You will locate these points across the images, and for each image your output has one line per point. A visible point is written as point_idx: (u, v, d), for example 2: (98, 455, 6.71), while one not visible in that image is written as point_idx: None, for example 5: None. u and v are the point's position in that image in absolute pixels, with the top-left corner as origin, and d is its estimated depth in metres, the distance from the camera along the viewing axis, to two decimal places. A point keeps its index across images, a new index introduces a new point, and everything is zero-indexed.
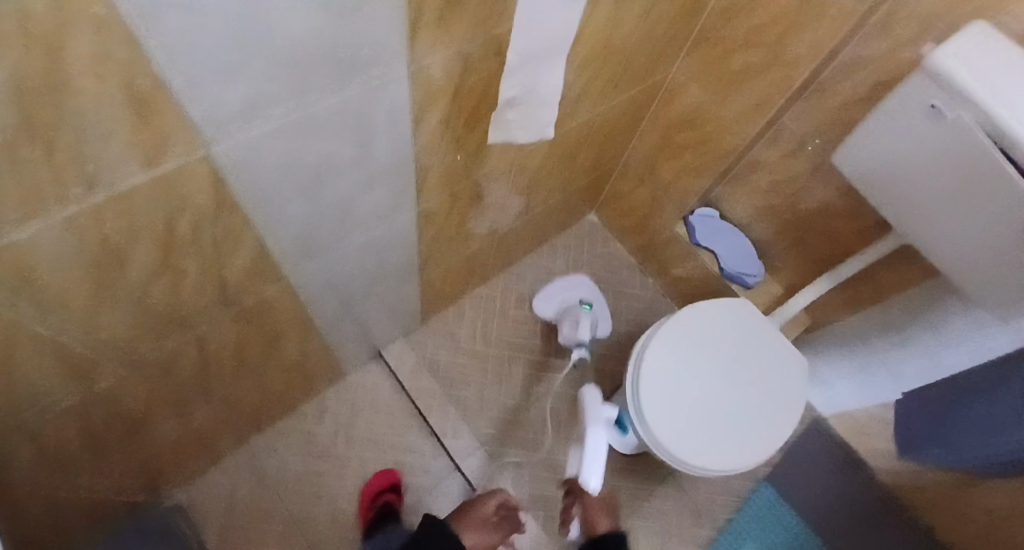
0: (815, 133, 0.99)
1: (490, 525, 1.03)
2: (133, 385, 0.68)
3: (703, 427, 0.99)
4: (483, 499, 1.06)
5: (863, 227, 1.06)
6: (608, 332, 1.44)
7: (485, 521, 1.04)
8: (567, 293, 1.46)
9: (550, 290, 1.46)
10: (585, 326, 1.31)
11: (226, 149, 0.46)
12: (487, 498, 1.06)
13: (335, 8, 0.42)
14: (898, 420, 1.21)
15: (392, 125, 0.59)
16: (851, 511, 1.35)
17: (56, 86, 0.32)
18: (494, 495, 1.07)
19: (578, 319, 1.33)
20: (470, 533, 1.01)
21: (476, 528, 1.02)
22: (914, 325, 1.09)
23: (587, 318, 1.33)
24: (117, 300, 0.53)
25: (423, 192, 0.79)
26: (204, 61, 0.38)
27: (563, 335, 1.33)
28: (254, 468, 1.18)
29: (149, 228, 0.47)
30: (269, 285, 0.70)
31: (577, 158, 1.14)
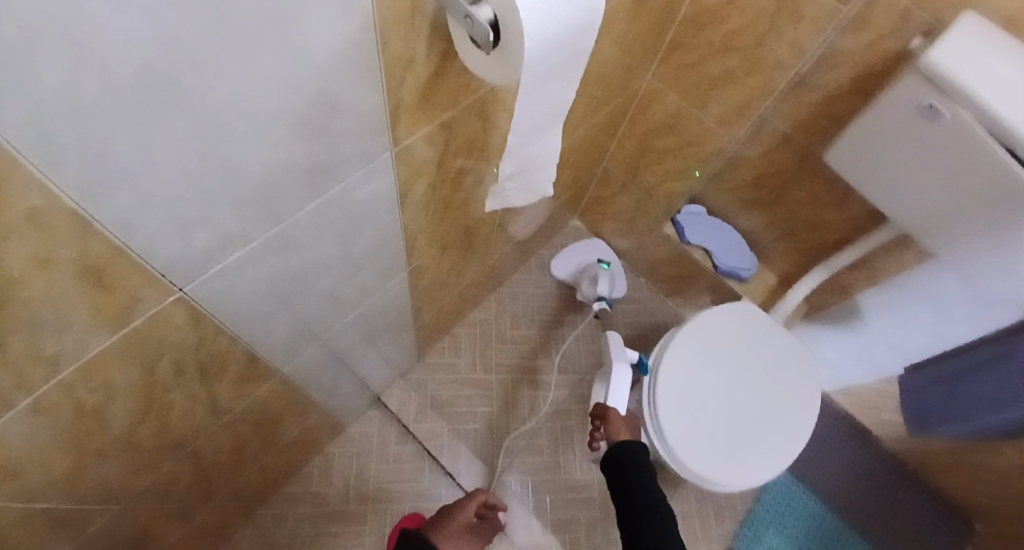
0: (799, 128, 0.97)
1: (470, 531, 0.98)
2: (130, 514, 0.63)
3: (723, 441, 0.97)
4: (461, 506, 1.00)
5: (855, 216, 1.05)
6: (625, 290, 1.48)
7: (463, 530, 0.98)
8: (584, 254, 1.49)
9: (566, 250, 1.50)
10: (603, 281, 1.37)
11: (200, 286, 0.41)
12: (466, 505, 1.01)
13: (306, 123, 0.37)
14: (904, 396, 1.21)
15: (377, 209, 0.55)
16: (864, 479, 1.37)
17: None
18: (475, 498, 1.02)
19: (595, 277, 1.39)
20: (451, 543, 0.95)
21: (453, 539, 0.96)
22: (912, 303, 1.07)
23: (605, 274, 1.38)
24: (103, 452, 0.48)
25: (413, 255, 0.74)
26: (162, 215, 0.33)
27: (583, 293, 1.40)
28: (266, 542, 1.13)
29: (128, 379, 0.43)
30: (263, 384, 0.65)
31: (559, 178, 1.09)
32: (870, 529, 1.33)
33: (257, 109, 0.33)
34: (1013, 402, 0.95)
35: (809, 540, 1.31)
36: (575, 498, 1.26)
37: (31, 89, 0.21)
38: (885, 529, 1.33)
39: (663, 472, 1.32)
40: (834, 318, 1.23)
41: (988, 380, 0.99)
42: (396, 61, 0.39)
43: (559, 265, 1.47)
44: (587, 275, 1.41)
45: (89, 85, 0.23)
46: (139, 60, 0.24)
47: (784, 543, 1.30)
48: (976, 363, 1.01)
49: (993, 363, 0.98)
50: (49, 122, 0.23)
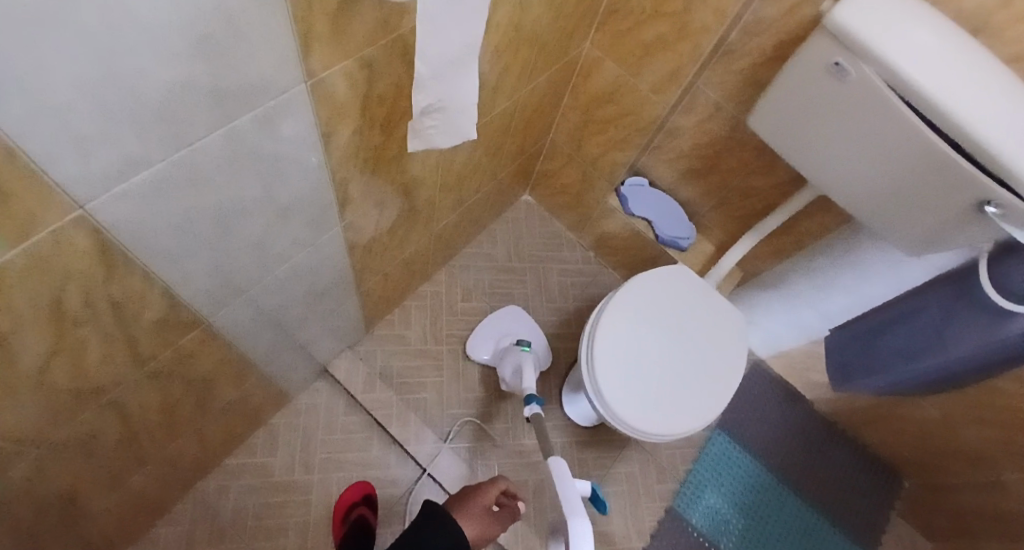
0: (728, 96, 1.01)
1: (491, 516, 0.87)
2: (50, 469, 0.61)
3: (657, 395, 1.02)
4: (486, 486, 0.91)
5: (781, 182, 1.10)
6: (548, 361, 1.38)
7: (483, 513, 0.88)
8: (500, 327, 1.38)
9: (481, 327, 1.38)
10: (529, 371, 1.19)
11: (105, 207, 0.41)
12: (490, 487, 0.91)
13: (208, 41, 0.37)
14: (831, 350, 1.27)
15: (298, 149, 0.55)
16: (795, 437, 1.45)
17: None
18: (496, 483, 0.92)
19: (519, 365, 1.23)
20: (467, 526, 0.85)
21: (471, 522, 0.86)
22: (836, 265, 1.16)
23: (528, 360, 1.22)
24: (12, 389, 0.47)
25: (347, 208, 0.74)
26: (56, 123, 0.32)
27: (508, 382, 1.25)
28: (208, 514, 1.11)
29: (33, 307, 0.42)
30: (188, 333, 0.65)
31: (503, 146, 1.11)
32: (801, 483, 1.41)
33: (156, 22, 0.33)
34: (930, 348, 1.00)
35: (745, 496, 1.38)
36: (524, 462, 1.28)
37: None
38: (815, 483, 1.41)
39: (609, 435, 1.37)
40: (768, 283, 1.31)
41: (902, 333, 1.06)
42: None
43: (477, 344, 1.36)
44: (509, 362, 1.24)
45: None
46: None
47: (722, 500, 1.36)
48: (889, 316, 1.09)
49: (905, 316, 1.05)
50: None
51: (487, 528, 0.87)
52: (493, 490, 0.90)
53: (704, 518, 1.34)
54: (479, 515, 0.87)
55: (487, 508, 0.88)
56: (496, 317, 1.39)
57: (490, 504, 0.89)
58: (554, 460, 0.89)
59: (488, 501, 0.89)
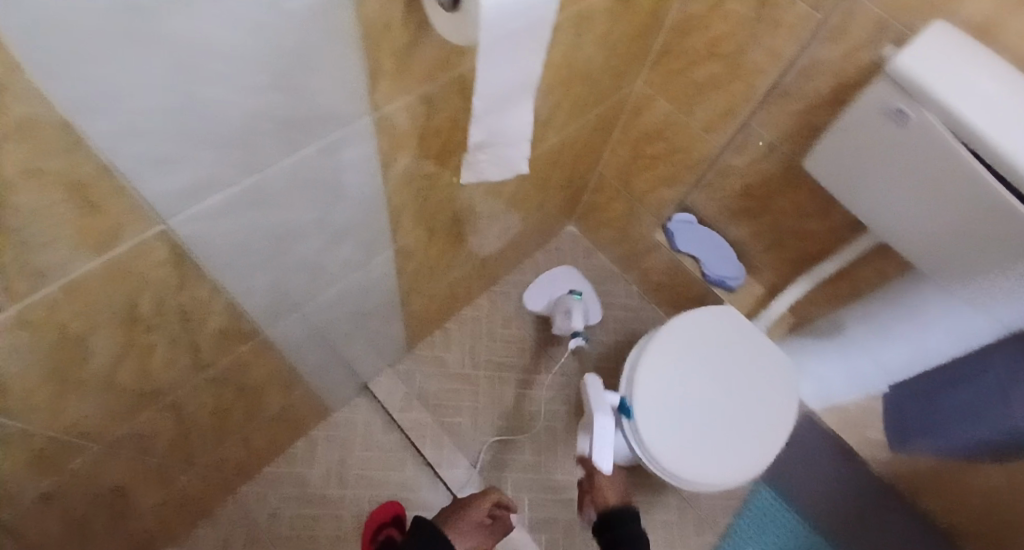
0: (783, 137, 1.00)
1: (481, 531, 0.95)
2: (109, 462, 0.65)
3: (695, 440, 0.98)
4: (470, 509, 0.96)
5: (838, 226, 1.07)
6: (599, 317, 1.47)
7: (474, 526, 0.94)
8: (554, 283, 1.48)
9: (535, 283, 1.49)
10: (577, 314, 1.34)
11: (183, 223, 0.44)
12: (483, 500, 0.96)
13: (283, 75, 0.40)
14: (889, 412, 1.24)
15: (358, 175, 0.58)
16: (850, 499, 1.36)
17: None
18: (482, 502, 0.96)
19: (570, 310, 1.36)
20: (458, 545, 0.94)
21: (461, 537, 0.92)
22: (895, 317, 1.10)
23: (579, 306, 1.36)
24: (84, 385, 0.51)
25: (398, 232, 0.77)
26: (146, 144, 0.36)
27: (557, 326, 1.37)
28: (246, 520, 1.14)
29: (112, 311, 0.46)
30: (244, 343, 0.69)
31: (551, 178, 1.13)
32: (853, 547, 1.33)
33: (239, 54, 0.36)
34: (988, 411, 1.03)
35: None
36: (556, 498, 1.26)
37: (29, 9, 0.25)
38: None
39: (646, 477, 1.32)
40: (822, 332, 1.25)
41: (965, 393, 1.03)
42: (373, 26, 0.43)
43: (531, 296, 1.46)
44: (560, 308, 1.38)
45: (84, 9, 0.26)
46: None
47: None
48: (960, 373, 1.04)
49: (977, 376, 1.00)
50: (47, 35, 0.26)
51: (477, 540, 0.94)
52: (484, 504, 0.96)
53: None
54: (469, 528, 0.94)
55: (477, 521, 0.95)
56: (550, 274, 1.49)
57: (481, 518, 0.95)
58: (589, 374, 1.00)
59: (479, 515, 0.95)
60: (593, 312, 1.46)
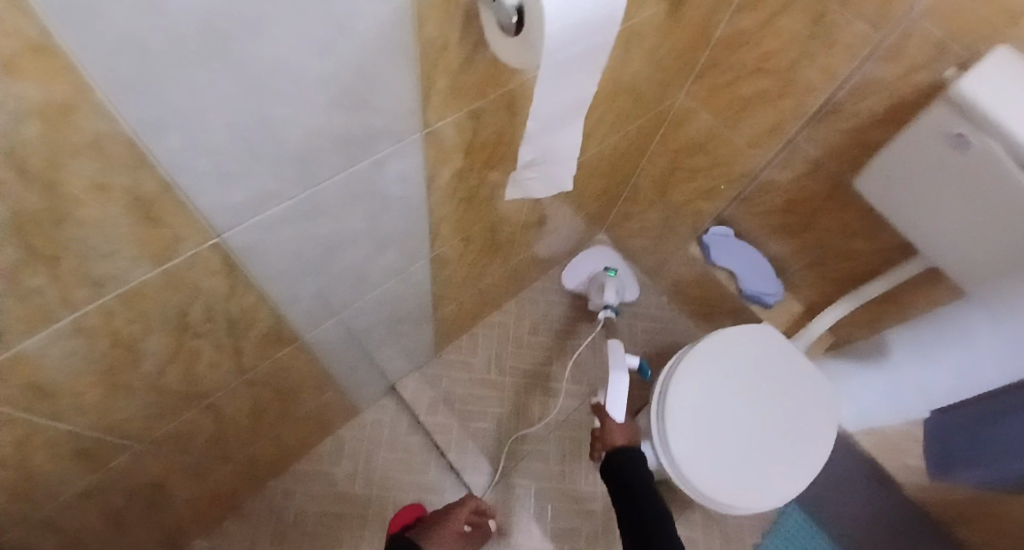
0: (832, 154, 0.97)
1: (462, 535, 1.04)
2: (149, 459, 0.66)
3: (724, 457, 0.96)
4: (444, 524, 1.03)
5: (886, 247, 1.03)
6: (636, 295, 1.49)
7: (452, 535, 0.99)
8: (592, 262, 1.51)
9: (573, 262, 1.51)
10: (610, 290, 1.37)
11: (236, 236, 0.45)
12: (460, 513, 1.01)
13: (340, 96, 0.40)
14: (931, 438, 1.19)
15: (404, 188, 0.58)
16: (883, 528, 1.32)
17: (58, 212, 0.32)
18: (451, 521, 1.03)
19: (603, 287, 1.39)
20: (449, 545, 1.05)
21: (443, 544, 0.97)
22: (943, 343, 1.06)
23: (612, 283, 1.38)
24: (132, 388, 0.52)
25: (437, 241, 0.77)
26: (208, 164, 0.37)
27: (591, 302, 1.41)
28: (273, 515, 1.16)
29: (163, 319, 0.47)
30: (284, 348, 0.69)
31: (587, 188, 1.11)
32: None
33: (299, 77, 0.36)
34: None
35: None
36: (579, 509, 1.25)
37: (100, 34, 0.25)
38: None
39: (672, 493, 1.30)
40: (864, 353, 1.22)
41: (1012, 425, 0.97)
42: (430, 45, 0.42)
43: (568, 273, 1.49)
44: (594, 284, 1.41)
45: (154, 31, 0.26)
46: (198, 19, 0.28)
47: None
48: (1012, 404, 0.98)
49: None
50: (117, 58, 0.26)
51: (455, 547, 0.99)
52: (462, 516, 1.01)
53: None
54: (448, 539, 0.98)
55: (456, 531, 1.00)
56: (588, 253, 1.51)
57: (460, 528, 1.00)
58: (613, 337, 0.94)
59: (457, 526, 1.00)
60: (630, 289, 1.48)
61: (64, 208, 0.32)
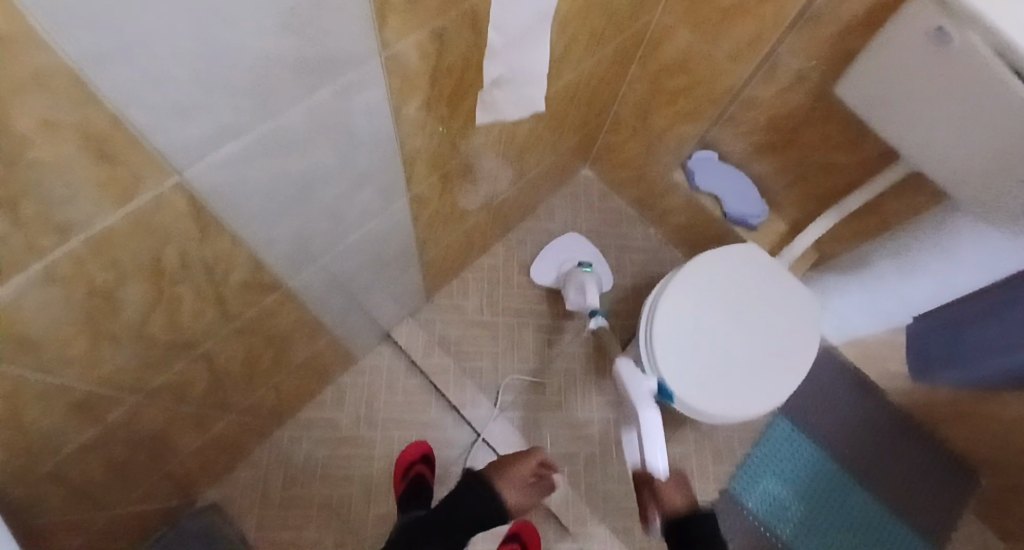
0: (813, 64, 0.94)
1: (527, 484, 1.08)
2: (148, 409, 0.68)
3: (710, 373, 1.00)
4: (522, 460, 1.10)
5: (869, 157, 1.03)
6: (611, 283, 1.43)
7: (523, 483, 1.08)
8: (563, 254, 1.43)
9: (541, 258, 1.43)
10: (591, 289, 1.28)
11: (200, 174, 0.44)
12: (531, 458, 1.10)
13: (292, 16, 0.39)
14: (910, 344, 1.23)
15: (373, 119, 0.56)
16: (865, 430, 1.36)
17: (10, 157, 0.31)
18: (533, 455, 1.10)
19: (583, 284, 1.30)
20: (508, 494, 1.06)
21: (510, 490, 1.07)
22: (925, 251, 1.09)
23: (592, 279, 1.30)
24: (119, 338, 0.52)
25: (413, 178, 0.76)
26: (160, 95, 0.35)
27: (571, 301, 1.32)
28: (282, 460, 1.20)
29: (137, 265, 0.47)
30: (269, 294, 0.70)
31: (566, 119, 1.09)
32: (870, 477, 1.33)
33: None
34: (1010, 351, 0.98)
35: (805, 484, 1.32)
36: (577, 435, 1.30)
37: None
38: (884, 477, 1.33)
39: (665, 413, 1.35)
40: (848, 267, 1.24)
41: (991, 329, 1.00)
42: None
43: (539, 272, 1.41)
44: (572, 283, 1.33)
45: None
46: None
47: (780, 486, 1.31)
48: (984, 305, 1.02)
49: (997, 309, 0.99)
50: None
51: (522, 494, 1.08)
52: (532, 462, 1.09)
53: (761, 504, 1.30)
54: (514, 484, 1.08)
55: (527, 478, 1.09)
56: (555, 246, 1.43)
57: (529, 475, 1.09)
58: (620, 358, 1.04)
59: (527, 473, 1.09)
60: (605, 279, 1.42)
61: (15, 153, 0.31)
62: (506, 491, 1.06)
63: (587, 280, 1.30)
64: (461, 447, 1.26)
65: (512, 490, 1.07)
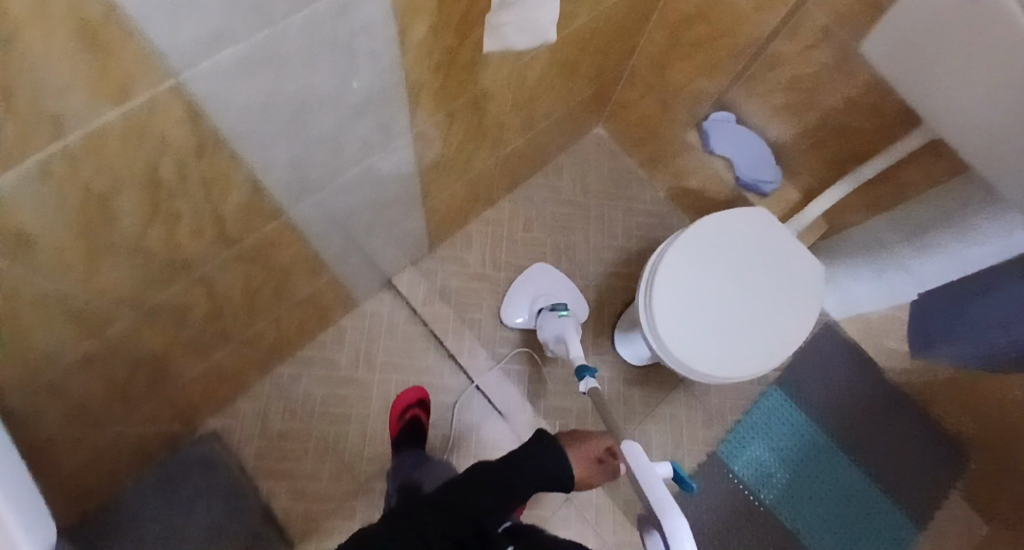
0: (840, 18, 0.90)
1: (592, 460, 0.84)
2: (148, 328, 0.69)
3: (703, 330, 1.00)
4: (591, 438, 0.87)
5: (889, 123, 1.00)
6: (586, 310, 1.35)
7: (588, 462, 0.84)
8: (534, 287, 1.34)
9: (510, 296, 1.33)
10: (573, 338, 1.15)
11: (195, 78, 0.43)
12: (602, 438, 0.87)
13: None
14: (913, 322, 1.21)
15: (375, 39, 0.55)
16: (858, 404, 1.36)
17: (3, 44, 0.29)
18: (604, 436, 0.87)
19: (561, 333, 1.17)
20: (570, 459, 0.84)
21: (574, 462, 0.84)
22: (938, 226, 1.08)
23: (570, 327, 1.17)
24: (118, 248, 0.53)
25: (418, 112, 0.74)
26: None
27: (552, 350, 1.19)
28: (281, 396, 1.23)
29: (133, 172, 0.46)
30: (268, 222, 0.70)
31: (579, 67, 1.06)
32: (858, 448, 1.35)
33: None
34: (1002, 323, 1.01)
35: (793, 453, 1.34)
36: (571, 391, 1.31)
37: None
38: (874, 453, 1.34)
39: (661, 375, 1.36)
40: (859, 241, 1.24)
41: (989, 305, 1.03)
42: None
43: (511, 310, 1.32)
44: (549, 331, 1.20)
45: None
46: None
47: (768, 453, 1.33)
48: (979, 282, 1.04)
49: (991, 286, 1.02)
50: None
51: (586, 476, 0.84)
52: (605, 443, 0.85)
53: (748, 469, 1.32)
54: (578, 458, 0.85)
55: (594, 459, 0.85)
56: (523, 280, 1.34)
57: (601, 455, 0.84)
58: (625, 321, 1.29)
59: (598, 451, 0.85)
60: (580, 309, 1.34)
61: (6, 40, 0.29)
62: (573, 459, 0.84)
63: (565, 328, 1.17)
64: (457, 395, 1.28)
65: (580, 465, 0.84)
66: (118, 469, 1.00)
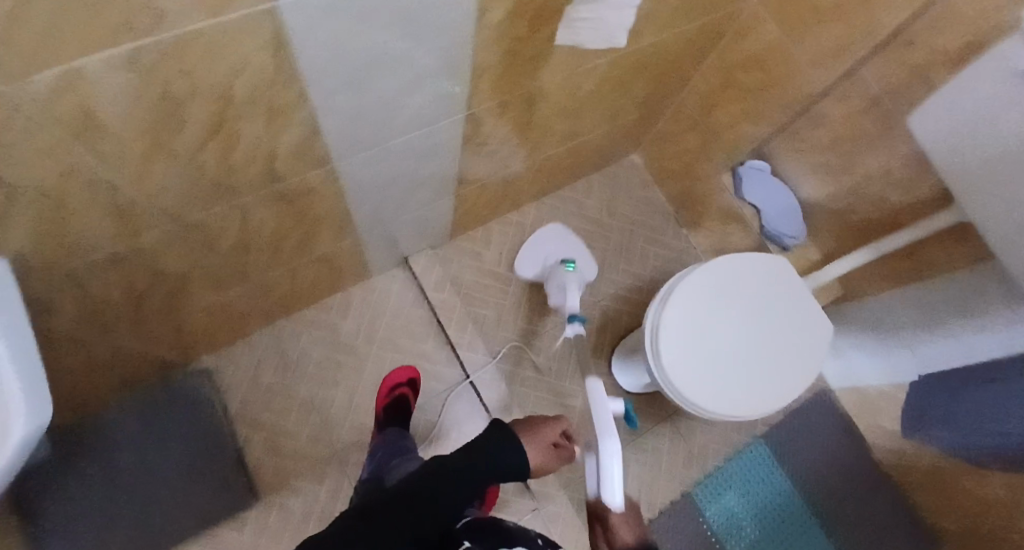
0: (892, 88, 0.93)
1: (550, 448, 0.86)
2: (177, 243, 0.71)
3: (705, 363, 1.00)
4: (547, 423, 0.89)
5: (921, 200, 1.01)
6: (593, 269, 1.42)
7: (545, 447, 0.86)
8: (547, 246, 1.40)
9: (524, 250, 1.39)
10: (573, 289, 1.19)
11: (288, 9, 0.45)
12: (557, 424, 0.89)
13: None
14: (908, 400, 1.23)
15: (454, 13, 0.57)
16: (839, 475, 1.36)
17: None
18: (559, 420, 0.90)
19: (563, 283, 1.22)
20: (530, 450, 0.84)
21: (534, 448, 0.85)
22: (951, 310, 1.07)
23: (573, 279, 1.22)
24: (174, 156, 0.55)
25: (474, 95, 0.77)
26: None
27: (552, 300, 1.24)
28: (278, 350, 1.24)
29: (209, 84, 0.49)
30: (312, 168, 0.72)
31: (631, 89, 1.08)
32: (833, 519, 1.33)
33: None
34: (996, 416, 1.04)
35: (765, 511, 1.33)
36: (558, 403, 1.31)
37: None
38: (846, 528, 1.33)
39: (650, 406, 1.36)
40: (870, 312, 1.24)
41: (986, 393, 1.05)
42: None
43: (523, 262, 1.38)
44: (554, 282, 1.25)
45: None
46: None
47: (741, 506, 1.32)
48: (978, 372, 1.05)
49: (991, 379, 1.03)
50: None
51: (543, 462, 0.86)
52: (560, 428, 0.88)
53: (718, 517, 1.31)
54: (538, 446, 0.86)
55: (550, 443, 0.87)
56: (540, 234, 1.41)
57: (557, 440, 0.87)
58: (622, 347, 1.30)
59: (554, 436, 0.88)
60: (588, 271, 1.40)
61: None
62: (533, 448, 0.85)
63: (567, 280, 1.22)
64: (448, 383, 1.28)
65: (539, 451, 0.85)
66: (109, 383, 1.01)
